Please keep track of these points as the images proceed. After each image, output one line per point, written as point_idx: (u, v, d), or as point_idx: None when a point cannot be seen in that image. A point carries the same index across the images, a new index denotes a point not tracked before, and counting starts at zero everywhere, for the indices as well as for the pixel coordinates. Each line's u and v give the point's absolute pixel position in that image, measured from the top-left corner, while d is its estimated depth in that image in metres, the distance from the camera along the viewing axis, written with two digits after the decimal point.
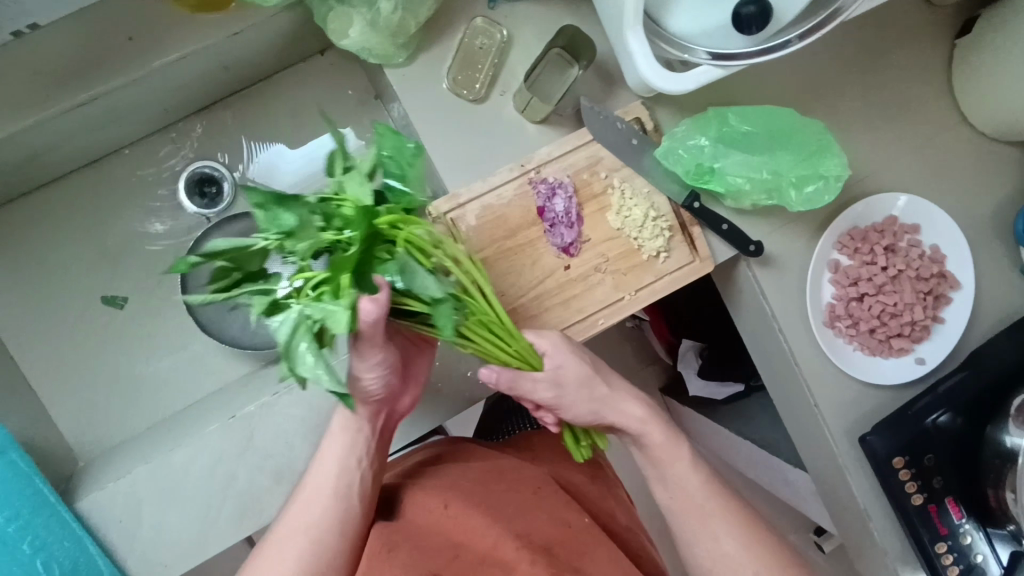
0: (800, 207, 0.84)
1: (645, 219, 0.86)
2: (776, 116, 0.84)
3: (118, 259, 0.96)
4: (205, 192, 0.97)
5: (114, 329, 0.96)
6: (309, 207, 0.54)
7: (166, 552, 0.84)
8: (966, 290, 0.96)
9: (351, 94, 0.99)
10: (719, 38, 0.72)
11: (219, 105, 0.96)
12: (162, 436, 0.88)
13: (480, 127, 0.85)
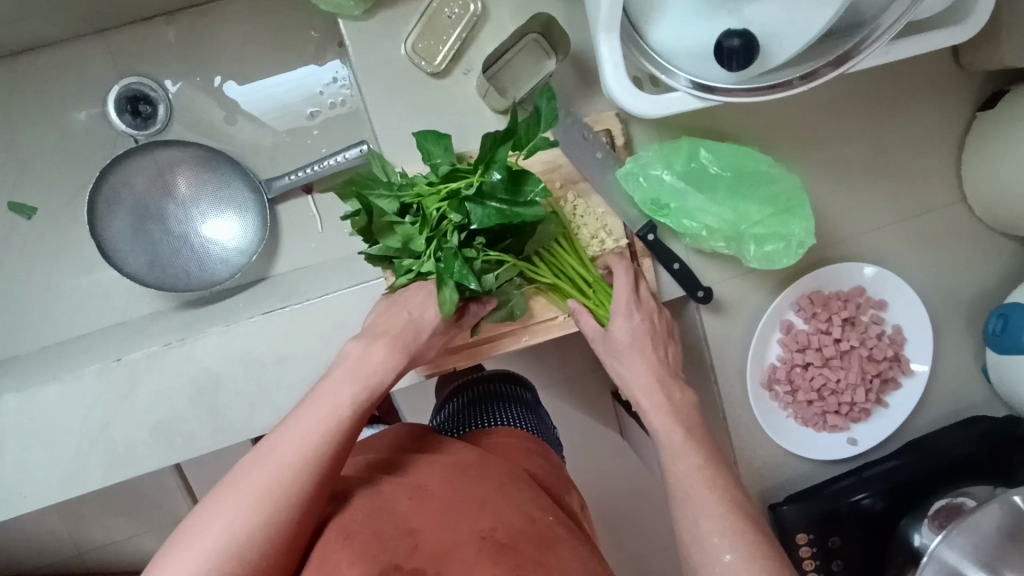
0: (756, 264, 0.77)
1: (593, 241, 0.79)
2: (753, 160, 0.76)
3: (32, 166, 0.88)
4: (138, 111, 0.89)
5: (22, 239, 0.90)
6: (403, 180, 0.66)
7: (24, 488, 0.77)
8: (916, 378, 0.90)
9: (313, 36, 0.90)
10: (701, 64, 0.64)
11: (166, 19, 0.87)
12: (45, 365, 0.83)
13: (435, 105, 0.77)
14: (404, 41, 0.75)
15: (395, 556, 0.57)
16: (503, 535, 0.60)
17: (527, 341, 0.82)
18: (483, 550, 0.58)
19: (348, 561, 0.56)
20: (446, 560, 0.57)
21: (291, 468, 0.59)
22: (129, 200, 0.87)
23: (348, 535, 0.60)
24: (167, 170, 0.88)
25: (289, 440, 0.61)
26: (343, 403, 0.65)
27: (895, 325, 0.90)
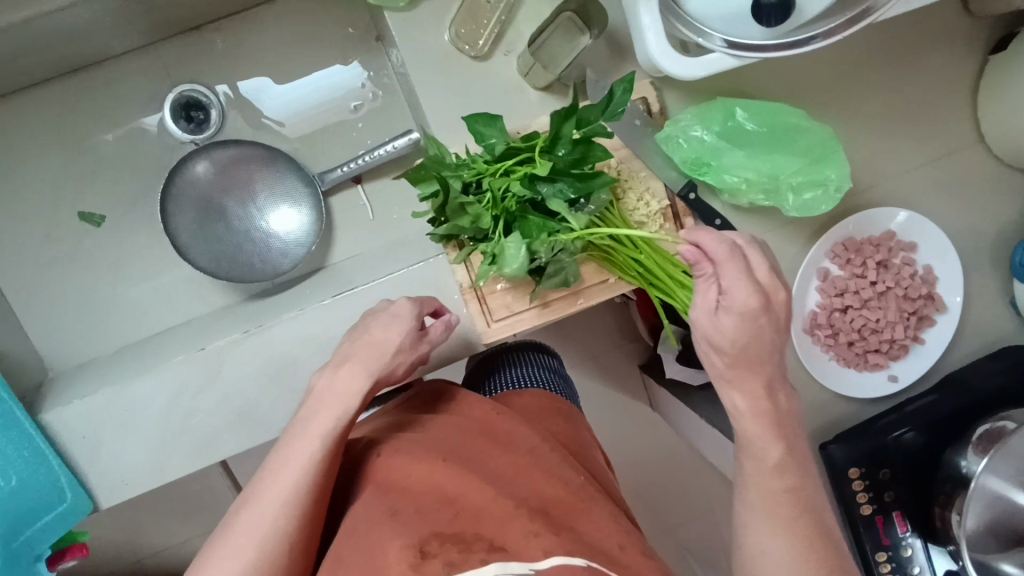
0: (794, 213, 0.80)
1: (640, 203, 0.83)
2: (786, 113, 0.78)
3: (97, 176, 0.93)
4: (191, 117, 0.93)
5: (91, 246, 0.94)
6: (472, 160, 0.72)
7: (125, 472, 0.82)
8: (950, 315, 0.95)
9: (351, 33, 0.94)
10: (735, 24, 0.68)
11: (212, 27, 0.92)
12: (128, 361, 0.87)
13: (480, 87, 0.82)
14: (448, 28, 0.80)
15: (437, 523, 0.63)
16: (537, 501, 0.68)
17: (581, 305, 0.86)
18: (521, 510, 0.66)
19: (393, 530, 0.63)
20: (486, 519, 0.64)
21: (298, 480, 0.65)
22: (193, 197, 0.92)
23: (393, 509, 0.66)
24: (232, 166, 0.92)
25: (293, 458, 0.66)
26: (327, 421, 0.68)
27: (926, 265, 0.94)
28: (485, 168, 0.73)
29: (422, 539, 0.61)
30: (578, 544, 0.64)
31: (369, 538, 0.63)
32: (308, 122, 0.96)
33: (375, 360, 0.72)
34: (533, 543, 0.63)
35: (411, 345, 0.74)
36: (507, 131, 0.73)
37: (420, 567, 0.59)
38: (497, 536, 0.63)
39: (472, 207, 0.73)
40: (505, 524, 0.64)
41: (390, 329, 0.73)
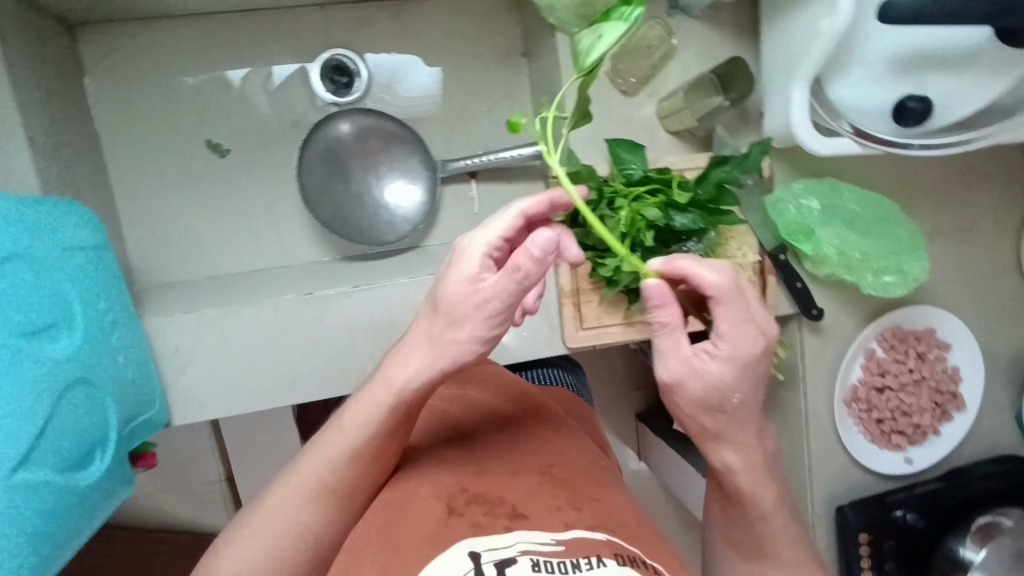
0: (870, 291, 0.90)
1: (739, 252, 0.91)
2: (881, 205, 0.89)
3: (229, 112, 0.95)
4: (336, 81, 0.96)
5: (205, 176, 0.96)
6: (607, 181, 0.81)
7: (208, 393, 0.84)
8: (968, 414, 1.05)
9: (501, 40, 1.00)
10: (867, 116, 0.79)
11: (377, 5, 0.97)
12: (227, 291, 0.89)
13: (621, 119, 0.90)
14: (608, 61, 0.88)
15: (466, 482, 0.56)
16: (561, 471, 0.59)
17: (664, 331, 0.93)
18: (544, 485, 0.56)
19: (426, 487, 0.56)
20: (511, 488, 0.55)
21: (341, 449, 0.63)
22: (323, 148, 0.94)
23: (400, 504, 0.55)
24: (371, 133, 0.95)
25: (337, 438, 0.63)
26: (367, 410, 0.62)
27: (955, 365, 1.04)
28: (620, 189, 0.80)
29: (452, 495, 0.54)
30: (602, 521, 0.52)
31: (398, 497, 0.56)
32: (440, 110, 1.01)
33: (425, 350, 0.61)
34: (553, 516, 0.51)
35: (476, 302, 0.58)
36: (646, 164, 0.83)
37: (452, 522, 0.50)
38: (519, 503, 0.53)
39: (606, 219, 0.80)
40: (527, 496, 0.54)
41: (454, 274, 0.59)
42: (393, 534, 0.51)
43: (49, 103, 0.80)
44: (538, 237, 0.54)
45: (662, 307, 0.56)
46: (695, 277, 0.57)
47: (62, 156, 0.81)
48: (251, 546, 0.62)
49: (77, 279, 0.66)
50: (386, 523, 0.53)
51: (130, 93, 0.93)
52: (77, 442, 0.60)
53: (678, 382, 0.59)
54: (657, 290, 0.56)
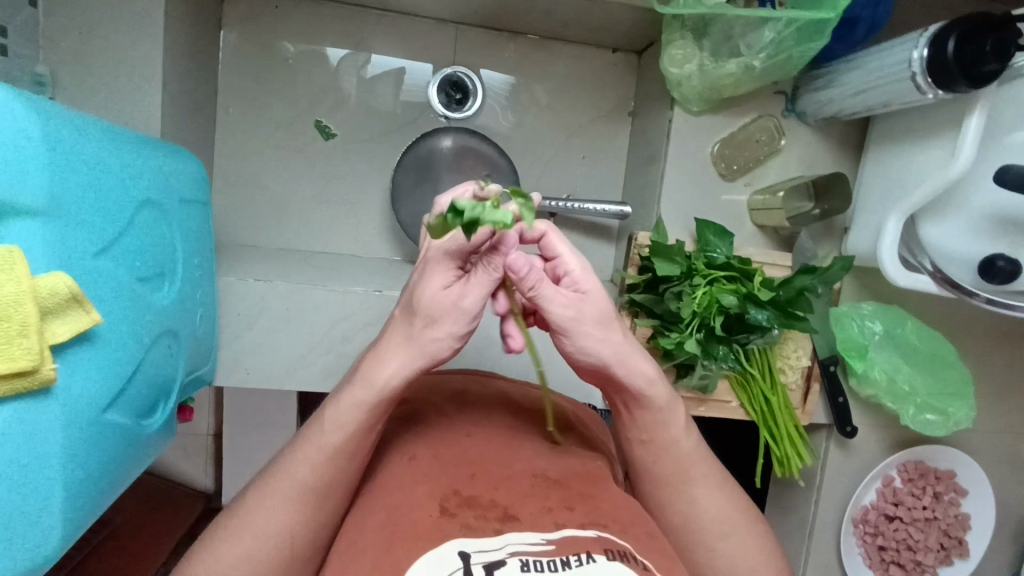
0: (911, 425, 0.91)
1: (794, 355, 0.93)
2: (942, 346, 0.91)
3: (344, 98, 0.99)
4: (450, 95, 1.00)
5: (304, 151, 0.98)
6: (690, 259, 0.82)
7: (254, 363, 0.84)
8: (968, 562, 1.05)
9: (612, 97, 1.05)
10: (955, 264, 0.81)
11: (508, 35, 1.01)
12: (297, 266, 0.91)
13: (713, 199, 0.92)
14: (716, 142, 0.90)
15: (455, 481, 0.51)
16: (557, 473, 0.54)
17: (701, 412, 0.94)
18: (538, 487, 0.51)
19: (414, 480, 0.51)
20: (503, 489, 0.50)
21: (331, 457, 0.55)
22: (418, 157, 0.96)
23: (402, 471, 0.53)
24: (466, 155, 0.98)
25: (315, 441, 0.55)
26: (350, 401, 0.54)
27: (967, 513, 1.04)
28: (702, 269, 0.82)
29: (442, 493, 0.49)
30: (597, 521, 0.49)
31: (386, 488, 0.52)
32: (538, 146, 1.04)
33: (412, 352, 0.52)
34: (547, 519, 0.47)
35: (450, 310, 0.50)
36: (732, 250, 0.85)
37: (443, 524, 0.45)
38: (511, 505, 0.49)
39: (683, 295, 0.81)
40: (519, 495, 0.49)
41: (427, 284, 0.50)
42: (392, 520, 0.47)
43: (186, 51, 0.82)
44: (512, 259, 0.48)
45: (566, 266, 0.52)
46: (552, 235, 0.53)
47: (183, 104, 0.83)
48: (236, 545, 0.55)
49: (181, 228, 0.65)
50: (375, 514, 0.49)
51: (256, 56, 0.96)
52: (148, 393, 0.57)
53: (590, 338, 0.53)
54: (529, 266, 0.49)
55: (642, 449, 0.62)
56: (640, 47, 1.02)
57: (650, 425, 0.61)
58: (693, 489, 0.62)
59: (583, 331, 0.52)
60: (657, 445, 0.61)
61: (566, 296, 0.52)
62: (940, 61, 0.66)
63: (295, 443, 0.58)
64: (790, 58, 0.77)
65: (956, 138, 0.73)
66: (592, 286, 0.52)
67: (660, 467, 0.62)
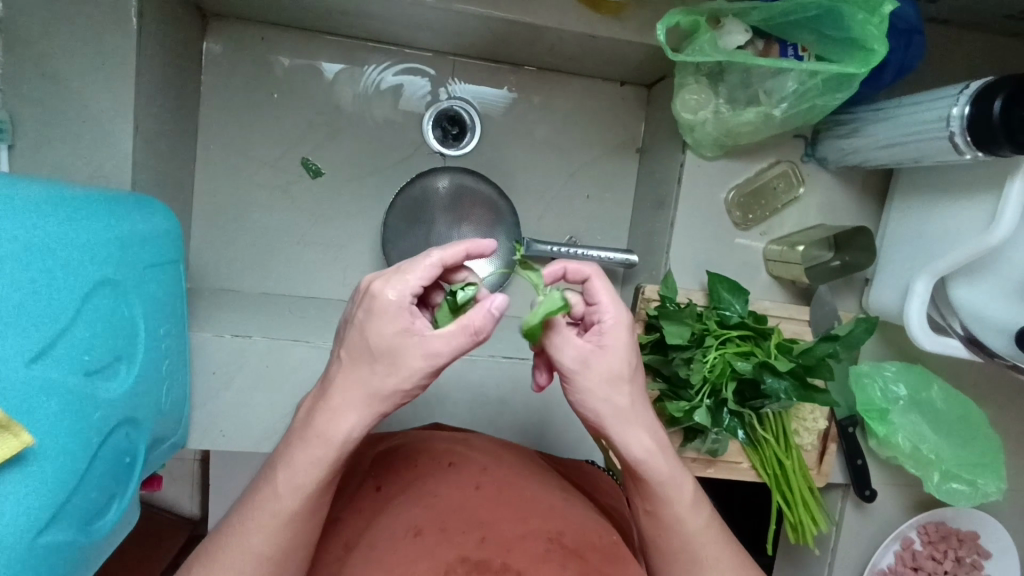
0: (935, 493, 0.84)
1: (810, 417, 0.86)
2: (968, 411, 0.85)
3: (335, 133, 0.93)
4: (446, 130, 0.95)
5: (293, 189, 0.93)
6: (699, 317, 0.76)
7: (231, 423, 0.79)
8: None
9: (619, 134, 0.99)
10: (987, 330, 0.73)
11: (508, 67, 0.96)
12: (282, 315, 0.85)
13: (727, 249, 0.86)
14: (730, 189, 0.84)
15: (465, 547, 0.55)
16: (571, 540, 0.57)
17: (710, 474, 0.87)
18: (552, 554, 0.55)
19: (417, 555, 0.54)
20: (516, 552, 0.55)
21: (292, 518, 0.51)
22: (412, 198, 0.91)
23: (416, 532, 0.57)
24: (465, 195, 0.92)
25: (272, 502, 0.51)
26: (311, 461, 0.49)
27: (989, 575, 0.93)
28: (713, 328, 0.76)
29: (450, 562, 0.54)
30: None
31: (388, 558, 0.55)
32: (539, 184, 0.99)
33: (370, 395, 0.48)
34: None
35: (399, 361, 0.46)
36: (746, 307, 0.79)
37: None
38: (525, 572, 0.53)
39: (694, 359, 0.76)
40: (533, 564, 0.54)
41: (375, 324, 0.46)
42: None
43: (163, 89, 0.77)
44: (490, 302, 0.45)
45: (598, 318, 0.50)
46: (596, 282, 0.50)
47: (160, 145, 0.77)
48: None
49: (148, 302, 0.62)
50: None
51: (243, 89, 0.91)
52: (99, 491, 0.54)
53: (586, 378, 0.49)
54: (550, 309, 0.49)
55: (648, 521, 0.57)
56: (649, 81, 0.96)
57: (657, 501, 0.55)
58: (704, 568, 0.56)
59: (589, 380, 0.49)
60: (665, 522, 0.56)
61: (582, 342, 0.49)
62: (982, 123, 0.60)
63: (246, 506, 0.52)
64: (813, 107, 0.71)
65: (998, 200, 0.67)
66: (614, 343, 0.50)
67: (669, 541, 0.56)
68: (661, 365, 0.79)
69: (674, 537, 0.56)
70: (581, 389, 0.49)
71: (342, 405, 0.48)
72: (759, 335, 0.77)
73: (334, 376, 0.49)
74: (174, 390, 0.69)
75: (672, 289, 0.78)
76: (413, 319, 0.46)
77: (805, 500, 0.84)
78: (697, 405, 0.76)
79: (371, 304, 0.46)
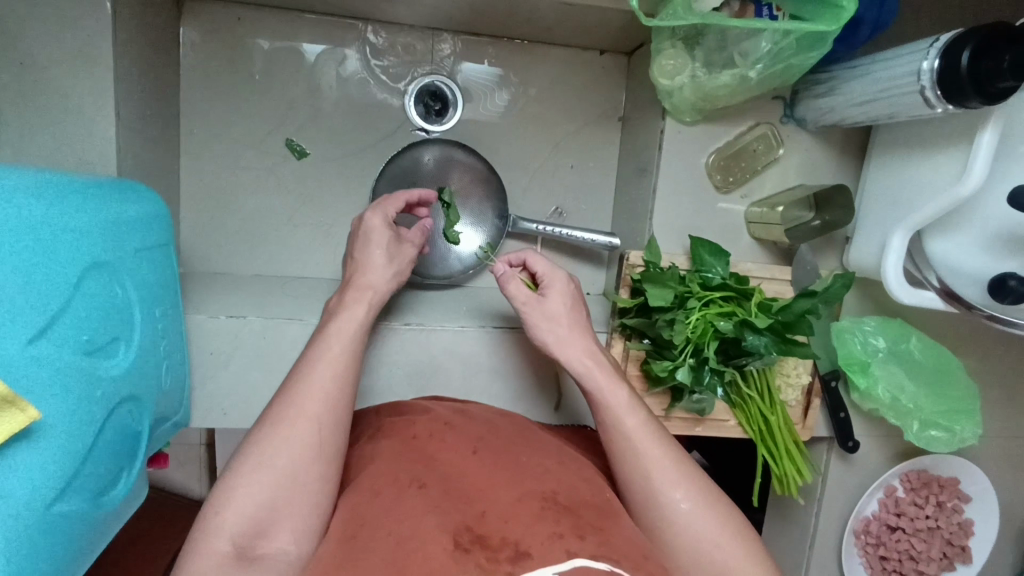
0: (916, 441, 0.87)
1: (794, 373, 0.88)
2: (946, 361, 0.87)
3: (317, 113, 0.94)
4: (429, 106, 0.96)
5: (278, 170, 0.94)
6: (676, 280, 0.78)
7: (234, 401, 0.81)
8: (971, 568, 0.99)
9: (602, 103, 1.00)
10: (963, 280, 0.75)
11: (487, 40, 0.96)
12: (275, 295, 0.87)
13: (708, 212, 0.88)
14: (711, 153, 0.86)
15: (468, 517, 0.55)
16: (566, 499, 0.58)
17: (698, 432, 0.90)
18: (548, 511, 0.56)
19: (425, 512, 0.55)
20: (514, 523, 0.54)
21: (329, 412, 0.62)
22: (402, 169, 0.93)
23: (416, 483, 0.60)
24: (456, 168, 0.94)
25: (312, 393, 0.62)
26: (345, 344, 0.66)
27: (970, 518, 0.98)
28: (691, 289, 0.79)
29: (456, 528, 0.53)
30: (606, 551, 0.53)
31: (396, 512, 0.56)
32: (524, 157, 1.00)
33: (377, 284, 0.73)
34: (557, 546, 0.51)
35: (397, 255, 0.76)
36: (727, 269, 0.81)
37: (458, 559, 0.50)
38: (523, 540, 0.52)
39: (677, 321, 0.78)
40: (529, 527, 0.53)
41: (376, 237, 0.76)
42: (400, 560, 0.50)
43: (144, 75, 0.77)
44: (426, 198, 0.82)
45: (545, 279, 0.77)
46: (535, 260, 0.78)
47: (144, 132, 0.78)
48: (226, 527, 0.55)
49: (140, 286, 0.63)
50: (384, 539, 0.53)
51: (221, 73, 0.90)
52: (106, 467, 0.56)
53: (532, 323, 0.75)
54: (506, 270, 0.77)
55: (601, 431, 0.70)
56: (628, 48, 0.96)
57: (601, 403, 0.70)
58: (648, 461, 0.66)
59: (537, 317, 0.75)
60: (614, 425, 0.69)
61: (530, 294, 0.76)
62: (951, 75, 0.62)
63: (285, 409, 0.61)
64: (789, 68, 0.72)
65: (969, 149, 0.68)
66: (555, 290, 0.76)
67: (620, 444, 0.68)
68: (643, 327, 0.82)
69: (622, 439, 0.68)
70: (533, 321, 0.75)
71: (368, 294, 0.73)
72: (737, 294, 0.79)
73: (353, 275, 0.74)
74: (174, 361, 0.71)
75: (654, 252, 0.80)
76: (395, 229, 0.78)
77: (799, 462, 0.86)
78: (679, 365, 0.79)
79: (368, 230, 0.76)
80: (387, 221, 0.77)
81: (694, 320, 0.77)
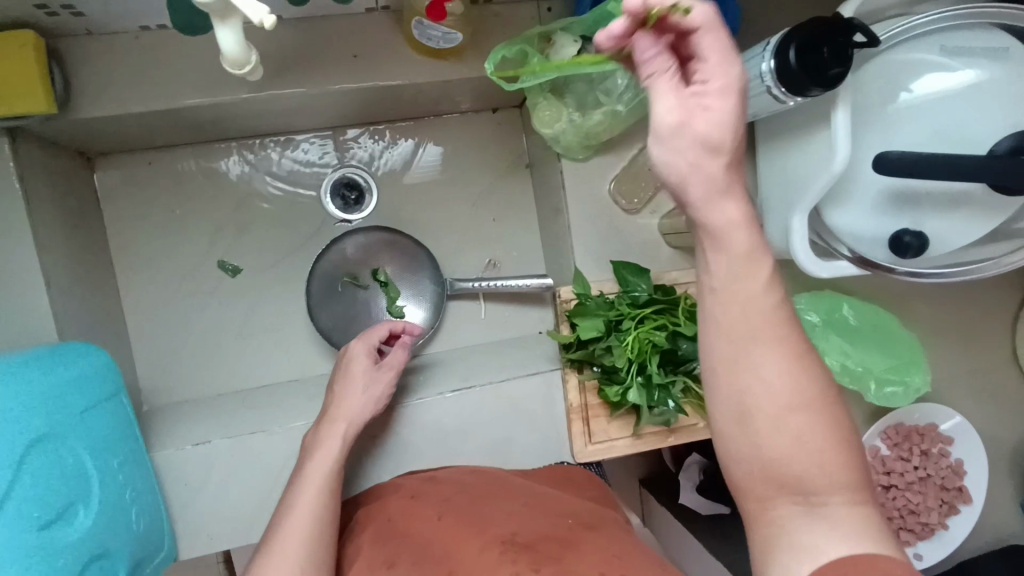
0: (875, 401, 0.90)
1: None
2: (881, 319, 0.91)
3: (243, 230, 0.98)
4: (346, 197, 1.01)
5: (217, 291, 0.98)
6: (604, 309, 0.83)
7: (216, 525, 0.82)
8: (976, 508, 1.00)
9: (507, 155, 1.05)
10: (868, 245, 0.78)
11: (386, 125, 1.02)
12: (238, 410, 0.90)
13: (625, 234, 0.92)
14: (611, 181, 0.91)
15: None
16: (525, 536, 0.61)
17: (671, 442, 0.91)
18: (507, 551, 0.59)
19: None
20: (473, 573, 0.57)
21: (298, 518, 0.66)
22: (334, 263, 0.96)
23: (388, 562, 0.63)
24: (385, 248, 0.98)
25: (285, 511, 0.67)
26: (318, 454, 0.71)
27: (959, 459, 1.00)
28: (621, 313, 0.82)
29: None
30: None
31: None
32: (447, 221, 1.04)
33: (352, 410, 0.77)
34: None
35: (374, 383, 0.80)
36: (652, 285, 0.84)
37: None
38: None
39: (613, 346, 0.82)
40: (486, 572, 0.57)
41: (355, 366, 0.81)
42: None
43: (68, 238, 0.81)
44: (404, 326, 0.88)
45: (703, 73, 0.44)
46: (708, 27, 0.43)
47: (79, 289, 0.82)
48: None
49: (93, 444, 0.66)
50: None
51: (145, 215, 0.95)
52: None
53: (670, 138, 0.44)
54: (654, 50, 0.44)
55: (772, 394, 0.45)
56: (517, 102, 1.03)
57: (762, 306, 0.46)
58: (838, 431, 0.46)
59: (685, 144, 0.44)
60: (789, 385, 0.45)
61: (679, 101, 0.44)
62: (786, 72, 0.66)
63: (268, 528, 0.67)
64: (653, 93, 0.77)
65: (829, 129, 0.72)
66: (717, 86, 0.43)
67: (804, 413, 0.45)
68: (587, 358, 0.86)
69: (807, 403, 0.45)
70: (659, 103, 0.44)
71: (339, 418, 0.76)
72: (666, 305, 0.83)
73: (332, 406, 0.78)
74: (143, 504, 0.73)
75: (580, 284, 0.84)
76: (374, 358, 0.83)
77: None
78: (628, 386, 0.83)
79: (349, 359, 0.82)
80: (370, 348, 0.84)
81: (630, 341, 0.81)
